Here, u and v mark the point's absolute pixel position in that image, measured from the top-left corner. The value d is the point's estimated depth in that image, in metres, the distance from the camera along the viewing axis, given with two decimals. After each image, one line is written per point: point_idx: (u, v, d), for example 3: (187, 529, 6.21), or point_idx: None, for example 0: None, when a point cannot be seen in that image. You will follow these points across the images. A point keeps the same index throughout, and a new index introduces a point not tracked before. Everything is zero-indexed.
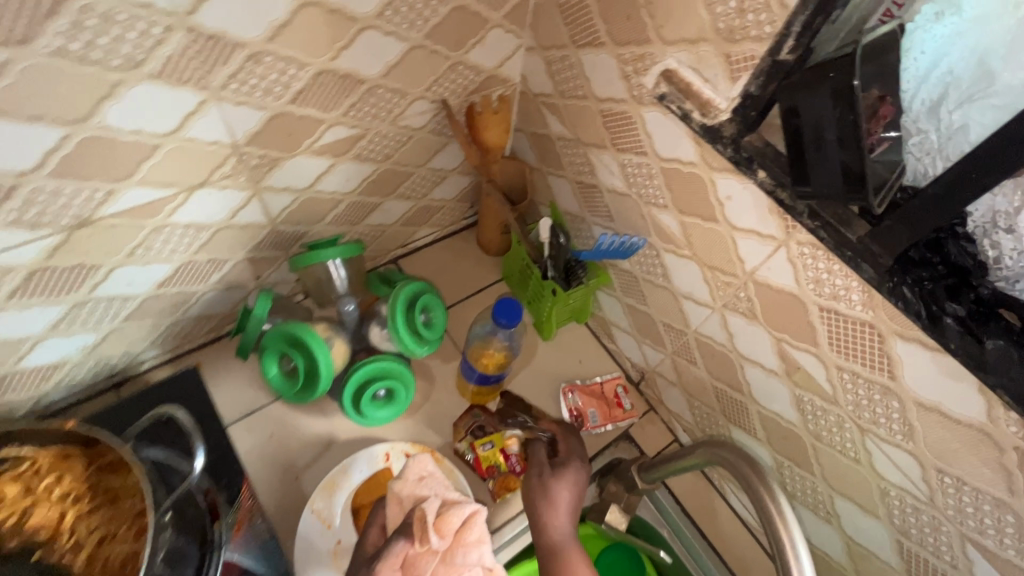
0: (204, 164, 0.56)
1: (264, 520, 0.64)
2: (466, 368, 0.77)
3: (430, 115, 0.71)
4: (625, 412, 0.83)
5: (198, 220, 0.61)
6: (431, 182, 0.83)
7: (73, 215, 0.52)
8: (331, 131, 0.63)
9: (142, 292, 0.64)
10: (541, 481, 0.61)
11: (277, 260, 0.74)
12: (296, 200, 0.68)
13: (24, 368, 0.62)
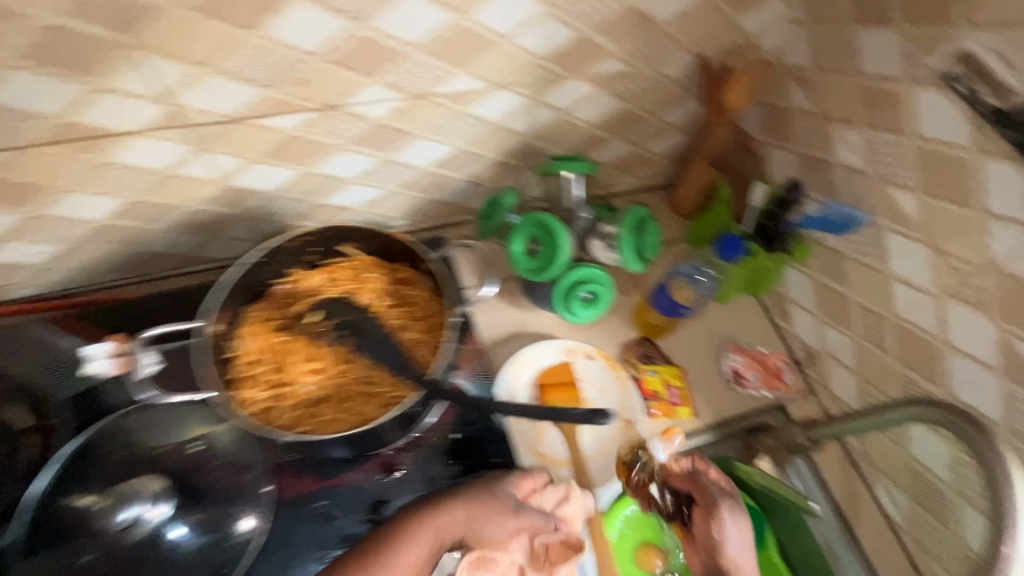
0: (512, 68, 0.69)
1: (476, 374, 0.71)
2: (657, 298, 0.86)
3: (685, 67, 0.78)
4: (784, 385, 0.86)
5: (486, 115, 0.75)
6: (654, 132, 0.90)
7: (418, 87, 0.67)
8: (607, 62, 0.73)
9: (423, 165, 0.80)
10: (727, 530, 0.63)
11: (516, 169, 0.86)
12: (553, 118, 0.80)
13: (331, 203, 0.81)
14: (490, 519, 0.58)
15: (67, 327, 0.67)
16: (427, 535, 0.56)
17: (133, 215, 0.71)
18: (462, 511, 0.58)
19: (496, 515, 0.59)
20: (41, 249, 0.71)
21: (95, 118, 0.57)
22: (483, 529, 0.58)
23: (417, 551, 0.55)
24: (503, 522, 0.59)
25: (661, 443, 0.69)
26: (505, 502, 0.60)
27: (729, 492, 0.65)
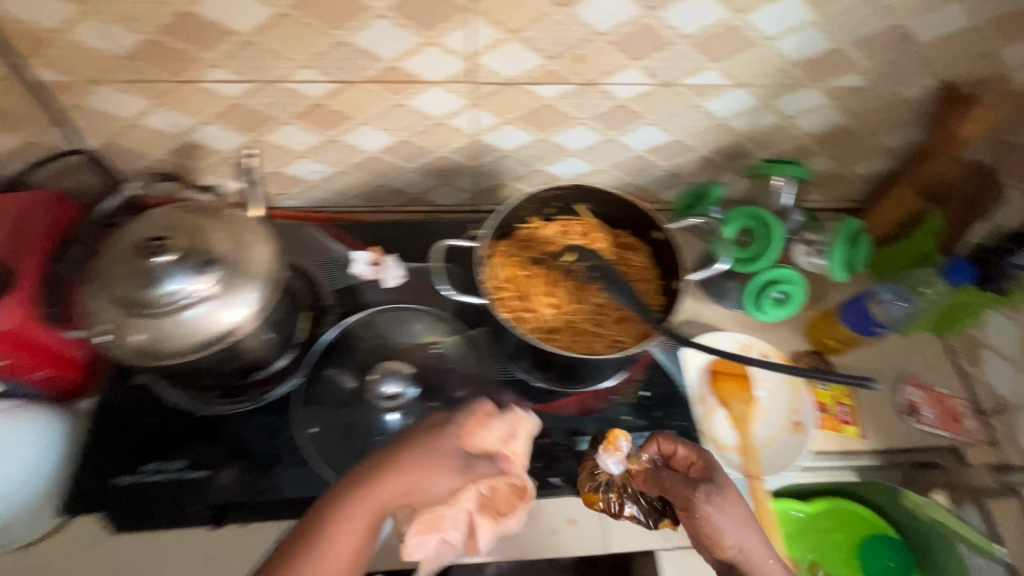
0: (760, 70, 0.74)
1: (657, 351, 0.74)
2: (843, 310, 0.83)
3: (925, 91, 0.78)
4: (962, 429, 0.83)
5: (715, 112, 0.80)
6: (864, 154, 0.89)
7: (671, 76, 0.73)
8: (850, 76, 0.76)
9: (638, 149, 0.86)
10: (716, 519, 0.53)
11: (718, 167, 0.90)
12: (773, 125, 0.83)
13: (546, 171, 0.90)
14: (434, 474, 0.51)
15: (337, 238, 0.82)
16: (371, 504, 0.50)
17: (395, 153, 0.84)
18: (419, 477, 0.51)
19: (438, 476, 0.51)
20: (317, 168, 0.85)
21: (415, 66, 0.69)
22: (422, 486, 0.51)
23: (354, 519, 0.49)
24: (436, 481, 0.51)
25: (611, 457, 0.65)
26: (447, 458, 0.52)
27: (698, 479, 0.57)
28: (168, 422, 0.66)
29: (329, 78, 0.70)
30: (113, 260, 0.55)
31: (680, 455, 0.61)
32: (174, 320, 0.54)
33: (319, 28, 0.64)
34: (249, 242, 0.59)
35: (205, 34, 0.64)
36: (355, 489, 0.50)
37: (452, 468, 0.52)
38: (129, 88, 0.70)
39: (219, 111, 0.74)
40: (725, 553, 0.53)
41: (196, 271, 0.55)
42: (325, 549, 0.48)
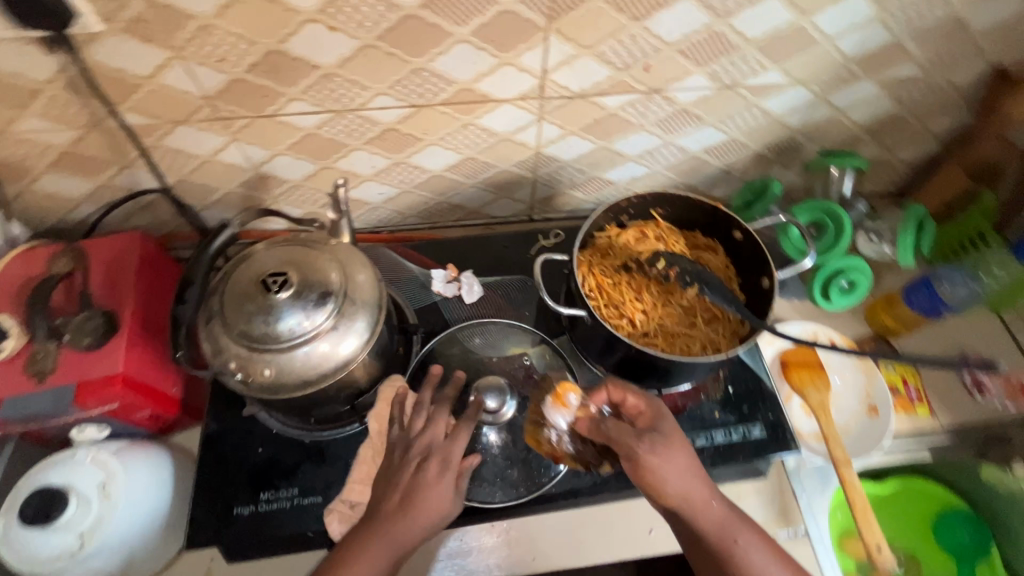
0: (819, 67, 0.76)
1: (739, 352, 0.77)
2: (909, 296, 0.85)
3: (975, 76, 0.80)
4: None
5: (772, 109, 0.82)
6: (912, 139, 0.90)
7: (733, 78, 0.75)
8: (904, 66, 0.78)
9: (694, 151, 0.88)
10: (666, 475, 0.59)
11: (770, 162, 0.92)
12: (826, 118, 0.84)
13: (603, 177, 0.91)
14: (401, 526, 0.57)
15: (409, 257, 0.84)
16: (375, 543, 0.57)
17: (458, 170, 0.86)
18: (405, 527, 0.57)
19: (399, 524, 0.57)
20: (382, 190, 0.87)
21: (488, 86, 0.71)
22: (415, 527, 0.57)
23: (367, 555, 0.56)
24: (410, 523, 0.57)
25: (559, 412, 0.70)
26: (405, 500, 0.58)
27: (640, 430, 0.61)
28: (276, 452, 0.67)
29: (403, 103, 0.72)
30: (233, 299, 0.55)
31: (629, 404, 0.65)
32: (298, 354, 0.55)
33: (400, 57, 0.65)
34: (354, 271, 0.60)
35: (290, 70, 0.65)
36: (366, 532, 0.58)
37: (398, 506, 0.58)
38: (208, 126, 0.71)
39: (293, 142, 0.76)
40: (668, 501, 0.59)
41: (315, 304, 0.55)
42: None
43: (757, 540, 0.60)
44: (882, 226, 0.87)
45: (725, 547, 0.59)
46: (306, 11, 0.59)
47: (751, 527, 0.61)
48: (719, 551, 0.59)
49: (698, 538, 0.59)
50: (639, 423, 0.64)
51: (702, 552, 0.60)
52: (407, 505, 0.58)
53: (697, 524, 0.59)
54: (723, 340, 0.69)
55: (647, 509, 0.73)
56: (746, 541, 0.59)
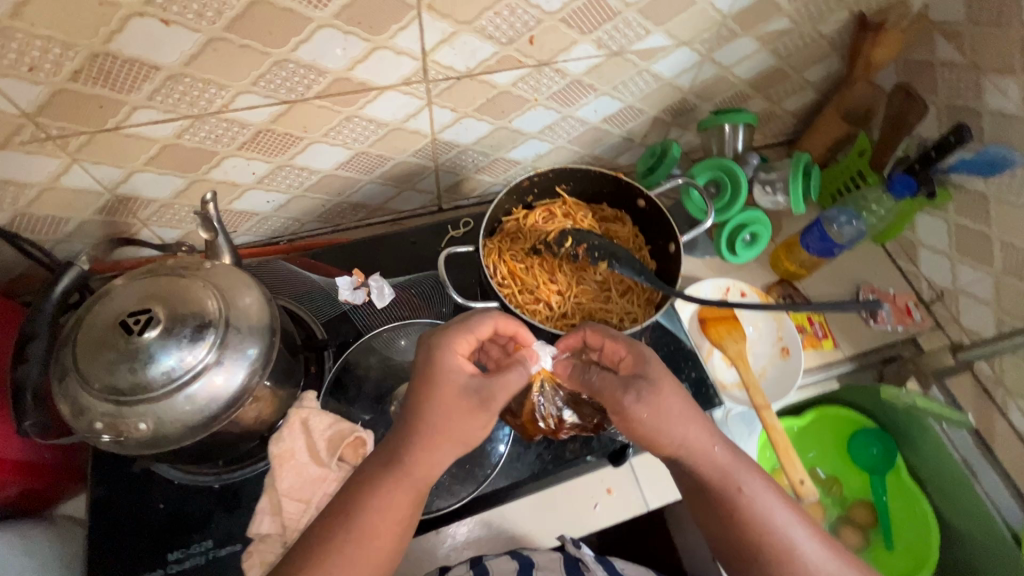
0: (700, 26, 0.76)
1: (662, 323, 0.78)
2: (806, 238, 0.89)
3: (840, 24, 0.84)
4: (915, 321, 0.91)
5: (662, 73, 0.82)
6: (792, 90, 0.95)
7: (619, 43, 0.74)
8: (778, 20, 0.80)
9: (593, 121, 0.87)
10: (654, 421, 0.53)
11: (667, 125, 0.93)
12: (713, 76, 0.86)
13: (508, 157, 0.89)
14: (459, 421, 0.51)
15: (311, 267, 0.77)
16: (400, 490, 0.51)
17: (351, 167, 0.79)
18: (445, 451, 0.51)
19: (468, 421, 0.51)
20: (269, 199, 0.79)
21: (365, 73, 0.65)
22: (476, 431, 0.52)
23: (396, 506, 0.50)
24: (481, 422, 0.52)
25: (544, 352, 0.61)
26: (465, 398, 0.51)
27: (627, 379, 0.55)
28: (183, 505, 0.60)
29: (272, 101, 0.65)
30: (88, 348, 0.48)
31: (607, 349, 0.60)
32: (179, 399, 0.48)
33: (256, 48, 0.58)
34: (236, 295, 0.54)
35: (125, 74, 0.56)
36: (378, 483, 0.51)
37: (474, 407, 0.52)
38: (37, 148, 0.61)
39: (150, 156, 0.66)
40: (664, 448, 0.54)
41: (191, 340, 0.49)
42: (360, 534, 0.50)
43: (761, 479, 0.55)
44: (774, 176, 0.90)
45: (728, 492, 0.54)
46: (128, 3, 0.51)
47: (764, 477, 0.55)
48: (720, 497, 0.54)
49: (700, 484, 0.54)
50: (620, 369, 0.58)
51: (702, 495, 0.55)
52: (488, 403, 0.52)
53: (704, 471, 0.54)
54: (639, 310, 0.70)
55: (589, 484, 0.73)
56: (750, 484, 0.54)
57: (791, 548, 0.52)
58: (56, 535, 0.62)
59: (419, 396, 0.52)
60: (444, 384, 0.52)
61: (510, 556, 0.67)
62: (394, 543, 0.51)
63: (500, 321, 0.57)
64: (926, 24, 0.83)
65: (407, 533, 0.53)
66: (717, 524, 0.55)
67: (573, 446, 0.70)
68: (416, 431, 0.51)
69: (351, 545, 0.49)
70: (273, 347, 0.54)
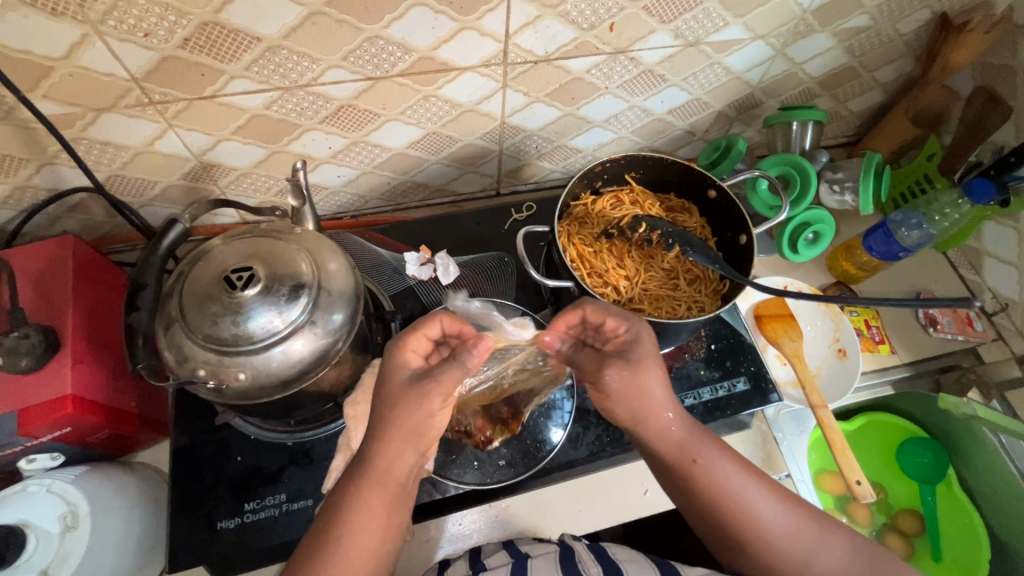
0: (779, 20, 0.75)
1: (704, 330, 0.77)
2: (869, 242, 0.87)
3: (919, 24, 0.83)
4: (975, 332, 0.90)
5: (734, 66, 0.82)
6: (861, 90, 0.93)
7: (696, 34, 0.74)
8: (858, 17, 0.79)
9: (658, 113, 0.87)
10: (655, 408, 0.55)
11: (730, 120, 0.93)
12: (783, 72, 0.85)
13: (570, 145, 0.90)
14: (405, 414, 0.52)
15: (378, 242, 0.79)
16: (373, 491, 0.53)
17: (421, 147, 0.82)
18: (402, 444, 0.53)
19: (414, 410, 0.52)
20: (340, 173, 0.82)
21: (448, 54, 0.67)
22: (431, 419, 0.53)
23: (373, 507, 0.52)
24: (431, 409, 0.53)
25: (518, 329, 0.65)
26: (405, 386, 0.53)
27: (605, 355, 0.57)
28: (257, 458, 0.63)
29: (358, 76, 0.67)
30: (194, 301, 0.50)
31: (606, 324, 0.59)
32: (274, 354, 0.51)
33: (352, 24, 0.60)
34: (325, 260, 0.56)
35: (228, 44, 0.59)
36: (359, 484, 0.53)
37: (416, 394, 0.52)
38: (139, 112, 0.64)
39: (239, 125, 0.69)
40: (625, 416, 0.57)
41: (288, 299, 0.51)
42: (342, 545, 0.51)
43: (721, 453, 0.57)
44: (842, 175, 0.90)
45: (691, 468, 0.57)
46: None
47: (746, 473, 0.58)
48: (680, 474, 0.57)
49: (657, 458, 0.58)
50: (610, 345, 0.59)
51: (672, 475, 0.58)
52: (425, 386, 0.52)
53: (666, 455, 0.57)
54: (707, 299, 0.71)
55: (640, 470, 0.74)
56: (714, 466, 0.57)
57: (751, 522, 0.57)
58: (138, 479, 0.65)
59: (378, 405, 0.54)
60: (392, 380, 0.54)
61: (506, 550, 0.65)
62: (376, 545, 0.53)
63: (445, 318, 0.58)
64: (1010, 26, 0.81)
65: (387, 536, 0.54)
66: (686, 493, 0.58)
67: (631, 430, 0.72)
68: (376, 436, 0.53)
69: (341, 551, 0.51)
70: (357, 313, 0.56)
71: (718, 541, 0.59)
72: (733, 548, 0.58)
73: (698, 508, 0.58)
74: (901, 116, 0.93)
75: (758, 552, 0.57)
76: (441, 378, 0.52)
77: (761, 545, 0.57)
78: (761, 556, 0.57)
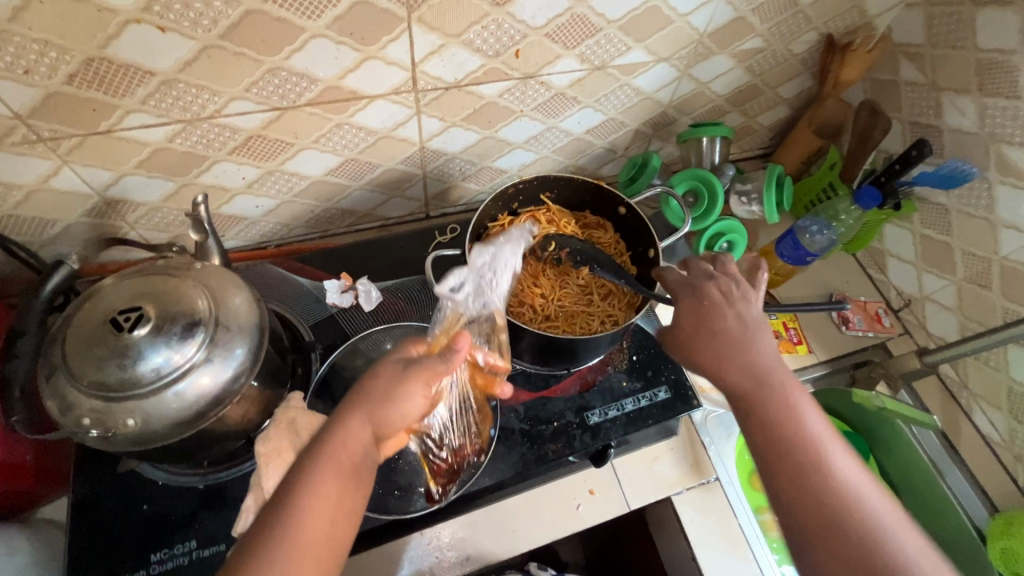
0: (678, 43, 0.79)
1: (626, 342, 0.79)
2: (780, 248, 0.92)
3: (810, 44, 0.89)
4: (884, 328, 0.96)
5: (643, 87, 0.86)
6: (767, 105, 0.99)
7: (601, 58, 0.77)
8: (752, 40, 0.84)
9: (576, 133, 0.90)
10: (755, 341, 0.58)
11: (648, 137, 0.97)
12: (691, 91, 0.90)
13: (493, 166, 0.91)
14: (388, 389, 0.55)
15: (299, 271, 0.78)
16: (328, 462, 0.51)
17: (341, 173, 0.81)
18: (362, 417, 0.53)
19: (401, 386, 0.55)
20: (258, 203, 0.81)
21: (356, 82, 0.67)
22: (404, 407, 0.55)
23: (323, 486, 0.49)
24: (409, 394, 0.56)
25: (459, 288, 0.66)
26: (395, 368, 0.57)
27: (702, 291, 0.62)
28: (165, 505, 0.60)
29: (264, 107, 0.66)
30: (79, 346, 0.48)
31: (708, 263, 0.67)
32: (166, 396, 0.49)
33: (250, 56, 0.60)
34: (226, 295, 0.55)
35: (120, 78, 0.57)
36: (309, 466, 0.51)
37: (400, 373, 0.56)
38: (27, 149, 0.61)
39: (141, 160, 0.67)
40: (708, 364, 0.58)
41: (180, 338, 0.50)
42: (293, 520, 0.47)
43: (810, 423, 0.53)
44: (749, 188, 0.96)
45: (774, 414, 0.53)
46: (126, 10, 0.52)
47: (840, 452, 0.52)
48: (773, 421, 0.53)
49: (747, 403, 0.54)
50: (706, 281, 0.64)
51: (759, 428, 0.53)
52: (410, 372, 0.56)
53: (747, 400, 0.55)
54: (622, 312, 0.73)
55: (572, 485, 0.76)
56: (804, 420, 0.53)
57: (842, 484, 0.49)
58: (33, 538, 0.61)
59: (359, 386, 0.57)
60: (386, 364, 0.58)
61: None
62: (327, 530, 0.48)
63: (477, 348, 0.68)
64: (890, 45, 0.89)
65: (339, 521, 0.49)
66: (774, 448, 0.51)
67: (556, 446, 0.70)
68: (346, 411, 0.54)
69: (282, 536, 0.46)
70: (261, 347, 0.55)
71: (808, 510, 0.48)
72: (820, 518, 0.47)
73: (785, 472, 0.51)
74: (805, 129, 0.99)
75: (848, 523, 0.46)
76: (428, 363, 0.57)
77: (852, 516, 0.47)
78: (854, 536, 0.46)
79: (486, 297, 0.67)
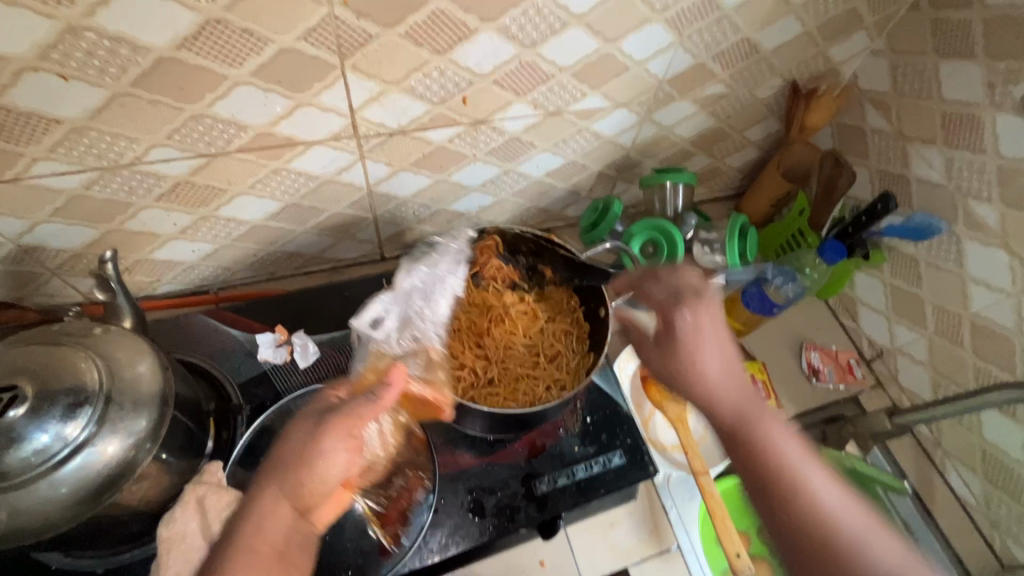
0: (636, 89, 0.77)
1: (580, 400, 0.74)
2: (746, 297, 0.88)
3: (775, 90, 0.87)
4: (857, 380, 0.93)
5: (603, 132, 0.83)
6: (734, 148, 0.96)
7: (556, 103, 0.74)
8: (714, 85, 0.81)
9: (535, 176, 0.87)
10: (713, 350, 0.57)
11: (613, 179, 0.94)
12: (654, 135, 0.87)
13: (450, 209, 0.88)
14: (309, 449, 0.50)
15: (233, 322, 0.73)
16: (249, 556, 0.46)
17: (283, 219, 0.77)
18: (278, 491, 0.48)
19: (324, 440, 0.50)
20: (194, 248, 0.76)
21: (290, 129, 0.63)
22: (324, 469, 0.49)
23: None
24: (332, 448, 0.50)
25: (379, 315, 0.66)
26: (312, 421, 0.52)
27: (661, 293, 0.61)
28: None
29: (189, 154, 0.62)
30: None
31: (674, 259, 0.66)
32: (40, 486, 0.44)
33: (167, 104, 0.56)
34: (126, 365, 0.50)
35: (23, 127, 0.53)
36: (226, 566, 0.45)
37: (313, 427, 0.51)
38: None
39: (55, 208, 0.63)
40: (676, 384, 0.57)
41: (60, 421, 0.45)
42: None
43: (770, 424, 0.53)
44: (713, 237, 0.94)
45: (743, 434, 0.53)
46: (21, 58, 0.48)
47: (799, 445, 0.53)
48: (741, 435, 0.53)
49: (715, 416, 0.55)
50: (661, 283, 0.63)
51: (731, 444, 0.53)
52: (325, 426, 0.51)
53: (755, 441, 0.52)
54: (567, 377, 0.72)
55: (522, 555, 0.71)
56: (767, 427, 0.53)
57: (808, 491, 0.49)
58: None
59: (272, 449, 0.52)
60: (303, 416, 0.53)
61: None
62: None
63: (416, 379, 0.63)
64: (856, 92, 0.87)
65: None
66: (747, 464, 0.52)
67: (499, 519, 0.65)
68: (259, 488, 0.49)
69: None
70: (165, 421, 0.50)
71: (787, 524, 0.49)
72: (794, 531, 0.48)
73: (751, 482, 0.52)
74: (773, 172, 0.96)
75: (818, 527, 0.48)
76: (351, 410, 0.53)
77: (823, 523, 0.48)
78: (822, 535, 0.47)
79: (417, 328, 0.67)
